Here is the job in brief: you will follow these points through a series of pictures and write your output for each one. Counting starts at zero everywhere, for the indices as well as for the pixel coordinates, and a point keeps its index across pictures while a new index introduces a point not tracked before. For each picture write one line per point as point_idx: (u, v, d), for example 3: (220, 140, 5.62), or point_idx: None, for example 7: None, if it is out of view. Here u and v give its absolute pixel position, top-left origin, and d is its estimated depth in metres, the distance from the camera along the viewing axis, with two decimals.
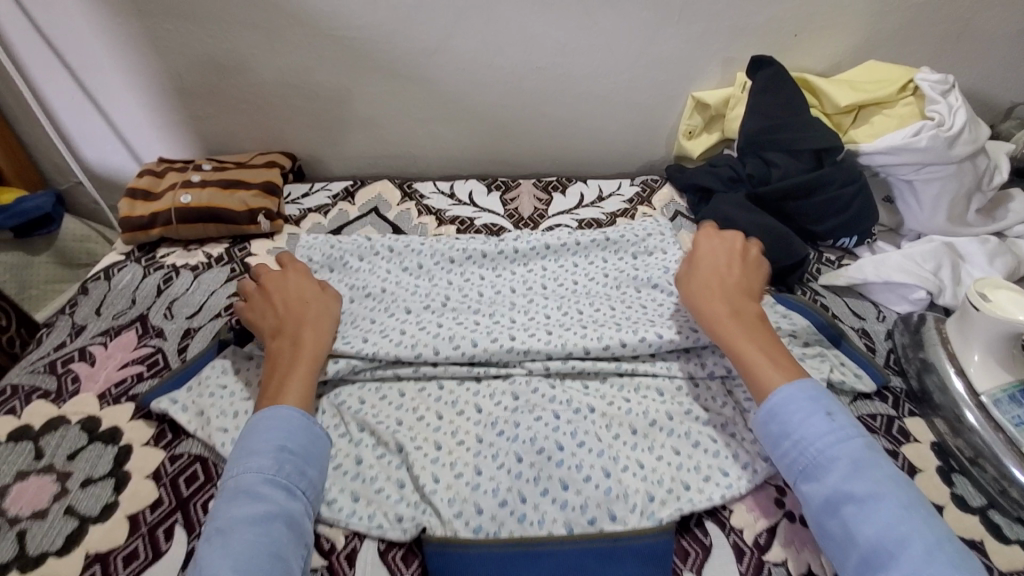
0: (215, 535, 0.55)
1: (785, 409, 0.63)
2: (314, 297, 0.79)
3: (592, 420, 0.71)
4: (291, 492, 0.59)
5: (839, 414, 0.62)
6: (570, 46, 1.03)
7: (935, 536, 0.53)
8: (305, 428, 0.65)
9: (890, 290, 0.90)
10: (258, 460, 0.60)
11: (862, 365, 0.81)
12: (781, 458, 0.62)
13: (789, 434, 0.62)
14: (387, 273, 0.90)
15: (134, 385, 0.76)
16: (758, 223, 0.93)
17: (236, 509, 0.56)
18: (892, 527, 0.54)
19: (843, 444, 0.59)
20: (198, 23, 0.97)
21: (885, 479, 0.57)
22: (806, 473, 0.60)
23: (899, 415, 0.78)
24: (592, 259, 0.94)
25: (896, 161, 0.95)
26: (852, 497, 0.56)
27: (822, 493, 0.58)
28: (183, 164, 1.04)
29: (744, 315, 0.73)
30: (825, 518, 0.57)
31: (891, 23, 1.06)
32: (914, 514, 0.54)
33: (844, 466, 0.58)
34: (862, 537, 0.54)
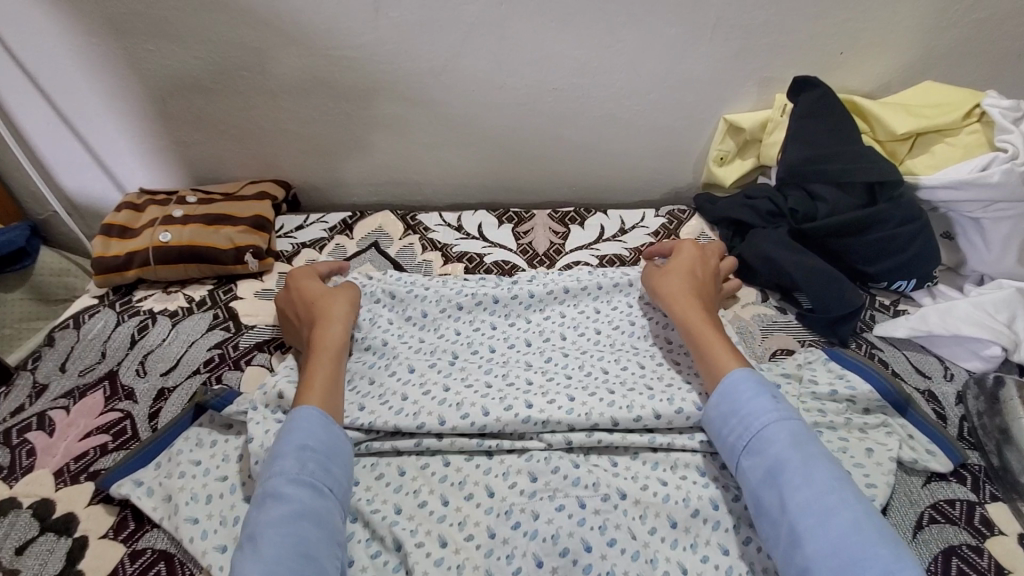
0: (247, 541, 0.51)
1: (735, 387, 0.63)
2: (325, 295, 0.77)
3: (624, 509, 0.61)
4: (318, 490, 0.55)
5: (784, 399, 0.62)
6: (591, 65, 0.93)
7: (863, 508, 0.51)
8: (324, 426, 0.60)
9: (957, 343, 0.79)
10: (279, 460, 0.56)
11: (934, 438, 0.69)
12: (727, 437, 0.61)
13: (735, 412, 0.62)
14: (389, 324, 0.80)
15: (96, 460, 0.66)
16: (805, 266, 0.84)
17: (263, 512, 0.52)
18: (823, 495, 0.52)
19: (783, 422, 0.58)
20: (181, 42, 0.88)
21: (821, 454, 0.56)
22: (748, 449, 0.59)
23: (981, 500, 0.66)
24: (615, 304, 0.84)
25: (961, 196, 0.84)
26: (789, 466, 0.55)
27: (764, 465, 0.57)
28: (165, 196, 0.95)
29: (706, 308, 0.74)
30: (763, 491, 0.56)
31: (952, 38, 0.95)
32: (845, 484, 0.53)
33: (784, 439, 0.57)
34: (793, 505, 0.53)
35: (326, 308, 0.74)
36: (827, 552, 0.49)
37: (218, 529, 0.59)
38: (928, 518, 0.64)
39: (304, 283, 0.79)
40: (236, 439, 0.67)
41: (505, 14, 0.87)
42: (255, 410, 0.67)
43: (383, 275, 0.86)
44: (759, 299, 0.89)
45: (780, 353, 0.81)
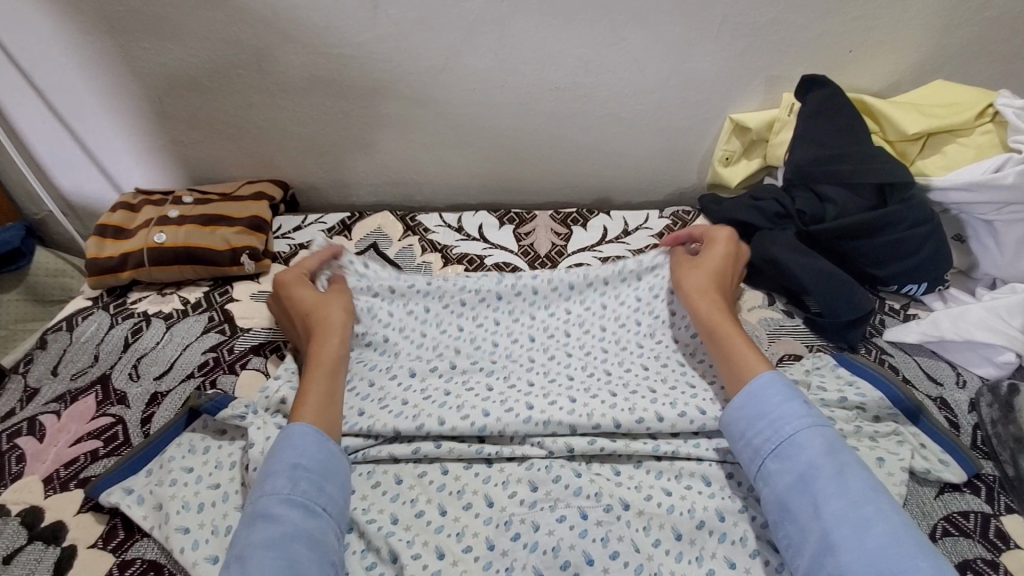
0: (236, 561, 0.49)
1: (762, 392, 0.61)
2: (330, 303, 0.74)
3: (627, 521, 0.59)
4: (310, 510, 0.53)
5: (814, 407, 0.60)
6: (595, 64, 0.92)
7: (900, 520, 0.50)
8: (317, 443, 0.58)
9: (970, 349, 0.77)
10: (270, 481, 0.54)
11: (948, 448, 0.67)
12: (753, 438, 0.59)
13: (764, 415, 0.59)
14: (389, 317, 0.78)
15: (86, 467, 0.65)
16: (814, 269, 0.82)
17: (252, 531, 0.51)
18: (859, 505, 0.51)
19: (814, 429, 0.57)
20: (177, 40, 0.87)
21: (854, 462, 0.54)
22: (776, 453, 0.57)
23: (996, 512, 0.64)
24: (623, 298, 0.81)
25: (973, 198, 0.82)
26: (823, 473, 0.53)
27: (794, 472, 0.55)
28: (161, 196, 0.93)
29: (727, 312, 0.72)
30: (791, 498, 0.54)
31: (964, 36, 0.92)
32: (880, 495, 0.52)
33: (817, 446, 0.55)
34: (826, 514, 0.51)
35: (330, 320, 0.72)
36: (864, 563, 0.48)
37: (209, 538, 0.57)
38: (942, 531, 0.62)
39: (306, 287, 0.76)
40: (229, 446, 0.65)
41: (507, 11, 0.85)
42: (255, 414, 0.66)
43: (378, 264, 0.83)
44: (766, 303, 0.87)
45: (787, 359, 0.79)
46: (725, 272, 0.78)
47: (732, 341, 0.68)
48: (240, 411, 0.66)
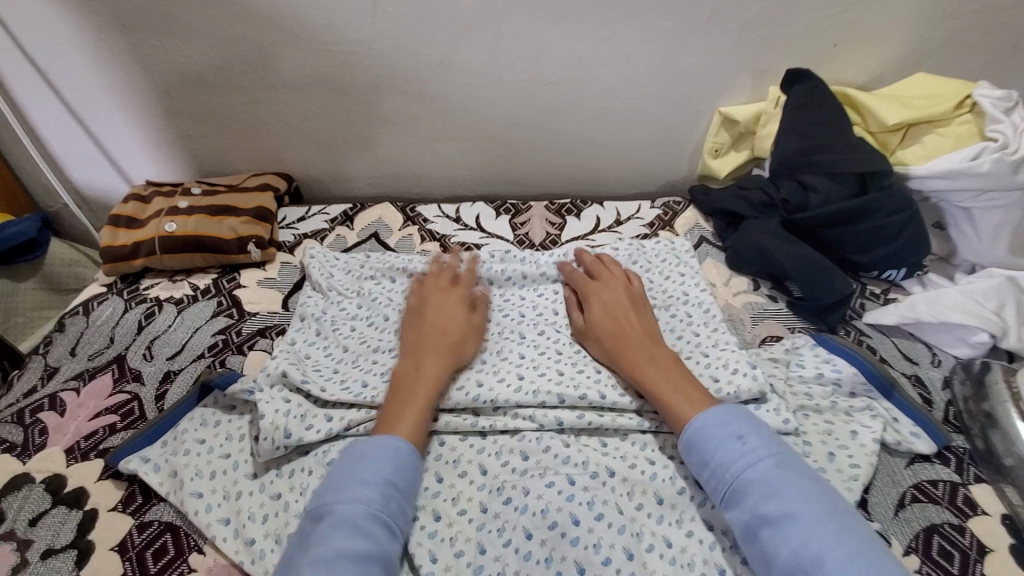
0: (314, 562, 0.50)
1: (700, 444, 0.60)
2: (465, 329, 0.74)
3: (612, 487, 0.63)
4: (391, 532, 0.55)
5: (752, 435, 0.59)
6: (588, 59, 0.95)
7: (849, 553, 0.48)
8: (410, 464, 0.60)
9: (946, 330, 0.81)
10: (367, 492, 0.55)
11: (919, 421, 0.70)
12: (705, 487, 0.59)
13: (706, 463, 0.59)
14: (388, 296, 0.85)
15: (105, 439, 0.69)
16: (796, 255, 0.85)
17: (338, 540, 0.51)
18: (807, 545, 0.50)
19: (755, 468, 0.56)
20: (186, 38, 0.91)
21: (801, 494, 0.53)
22: (727, 500, 0.57)
23: (964, 481, 0.67)
24: None
25: (950, 186, 0.86)
26: (768, 518, 0.52)
27: (744, 518, 0.54)
28: (171, 188, 0.98)
29: (647, 350, 0.70)
30: (749, 545, 0.54)
31: (945, 30, 0.96)
32: (825, 528, 0.50)
33: (758, 488, 0.54)
34: (779, 560, 0.51)
35: (451, 338, 0.72)
36: None
37: (221, 503, 0.62)
38: (911, 498, 0.66)
39: (448, 303, 0.77)
40: (239, 419, 0.69)
41: (503, 8, 0.88)
42: (261, 390, 0.69)
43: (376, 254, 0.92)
44: (751, 287, 0.91)
45: (769, 340, 0.82)
46: (636, 309, 0.76)
47: (665, 378, 0.66)
48: (248, 385, 0.70)
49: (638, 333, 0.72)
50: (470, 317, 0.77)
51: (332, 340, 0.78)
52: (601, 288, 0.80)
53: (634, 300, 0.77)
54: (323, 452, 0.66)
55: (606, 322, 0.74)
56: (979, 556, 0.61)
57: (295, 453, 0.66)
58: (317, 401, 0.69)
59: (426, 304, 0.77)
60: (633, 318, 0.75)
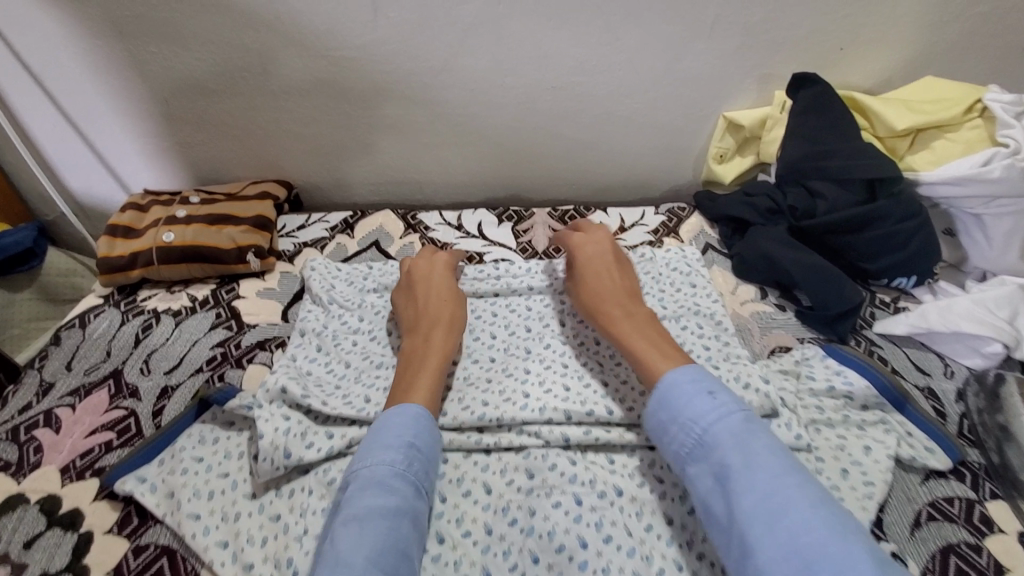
0: (348, 519, 0.51)
1: (669, 395, 0.59)
2: (453, 296, 0.77)
3: (619, 506, 0.61)
4: (417, 489, 0.55)
5: (722, 392, 0.57)
6: (591, 63, 0.93)
7: (810, 504, 0.46)
8: (427, 426, 0.60)
9: (958, 340, 0.79)
10: (389, 453, 0.56)
11: (932, 435, 0.69)
12: (671, 444, 0.57)
13: (675, 419, 0.57)
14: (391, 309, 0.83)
15: (101, 457, 0.67)
16: (804, 263, 0.84)
17: (368, 498, 0.52)
18: (770, 497, 0.48)
19: (723, 422, 0.54)
20: (184, 44, 0.89)
21: (766, 449, 0.51)
22: (693, 456, 0.55)
23: (980, 498, 0.66)
24: None
25: (962, 193, 0.84)
26: (733, 470, 0.50)
27: (709, 473, 0.53)
28: (169, 197, 0.96)
29: (621, 306, 0.72)
30: (711, 499, 0.52)
31: (955, 33, 0.94)
32: (789, 480, 0.48)
33: (725, 442, 0.53)
34: (739, 511, 0.48)
35: (448, 309, 0.74)
36: (779, 557, 0.44)
37: (219, 525, 0.60)
38: (927, 516, 0.64)
39: (438, 277, 0.79)
40: (239, 436, 0.68)
41: (504, 13, 0.87)
42: (260, 407, 0.67)
43: (380, 264, 0.91)
44: (759, 296, 0.89)
45: (778, 351, 0.81)
46: (618, 268, 0.77)
47: (643, 337, 0.67)
48: (247, 401, 0.68)
49: (614, 288, 0.74)
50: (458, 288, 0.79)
51: (333, 355, 0.77)
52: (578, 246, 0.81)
53: (617, 257, 0.79)
54: (325, 471, 0.64)
55: (587, 281, 0.76)
56: None
57: (295, 472, 0.65)
58: (320, 418, 0.68)
59: (417, 281, 0.79)
60: (610, 274, 0.76)
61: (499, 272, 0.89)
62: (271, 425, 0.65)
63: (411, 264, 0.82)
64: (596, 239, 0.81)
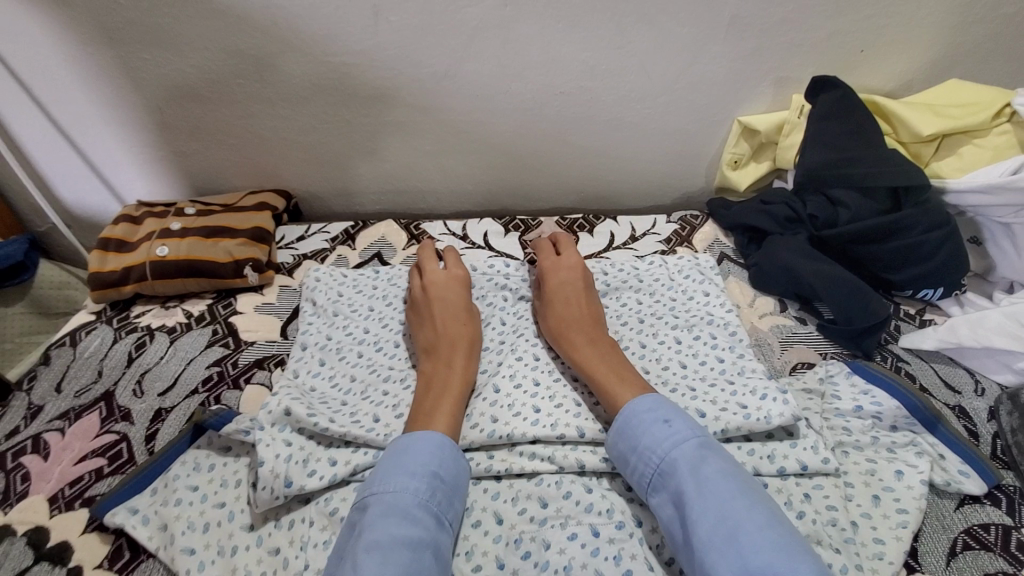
0: (366, 549, 0.48)
1: (629, 421, 0.60)
2: (470, 319, 0.76)
3: (639, 539, 0.58)
4: (438, 521, 0.53)
5: (678, 418, 0.58)
6: (600, 68, 0.90)
7: (757, 528, 0.47)
8: (453, 454, 0.59)
9: (989, 355, 0.76)
10: (410, 480, 0.54)
11: (968, 459, 0.65)
12: (632, 474, 0.58)
13: (634, 447, 0.58)
14: (398, 320, 0.80)
15: (91, 486, 0.64)
16: (826, 275, 0.80)
17: (389, 526, 0.50)
18: (722, 521, 0.48)
19: (679, 448, 0.55)
20: (176, 50, 0.86)
21: (720, 471, 0.52)
22: (654, 485, 0.56)
23: (1018, 525, 0.62)
24: (624, 301, 0.84)
25: (991, 201, 0.80)
26: (688, 496, 0.51)
27: (670, 501, 0.53)
28: (163, 208, 0.93)
29: (593, 333, 0.73)
30: (674, 527, 0.52)
31: (980, 33, 0.90)
32: (741, 501, 0.49)
33: (682, 468, 0.53)
34: (694, 537, 0.49)
35: (468, 333, 0.73)
36: None
37: (215, 560, 0.57)
38: (962, 545, 0.60)
39: (459, 294, 0.79)
40: (236, 463, 0.65)
41: (511, 15, 0.83)
42: (261, 430, 0.63)
43: (383, 271, 0.87)
44: (778, 309, 0.85)
45: (800, 367, 0.77)
46: (585, 293, 0.78)
47: (610, 366, 0.67)
48: (245, 426, 0.65)
49: (584, 313, 0.75)
50: (470, 309, 0.78)
51: (337, 369, 0.74)
52: (550, 272, 0.81)
53: (585, 282, 0.80)
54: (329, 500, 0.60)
55: (556, 306, 0.76)
56: None
57: (295, 501, 0.62)
58: (322, 443, 0.65)
59: (430, 300, 0.77)
60: (579, 300, 0.77)
61: (507, 277, 0.86)
62: (272, 452, 0.61)
63: (426, 285, 0.80)
64: (564, 265, 0.82)
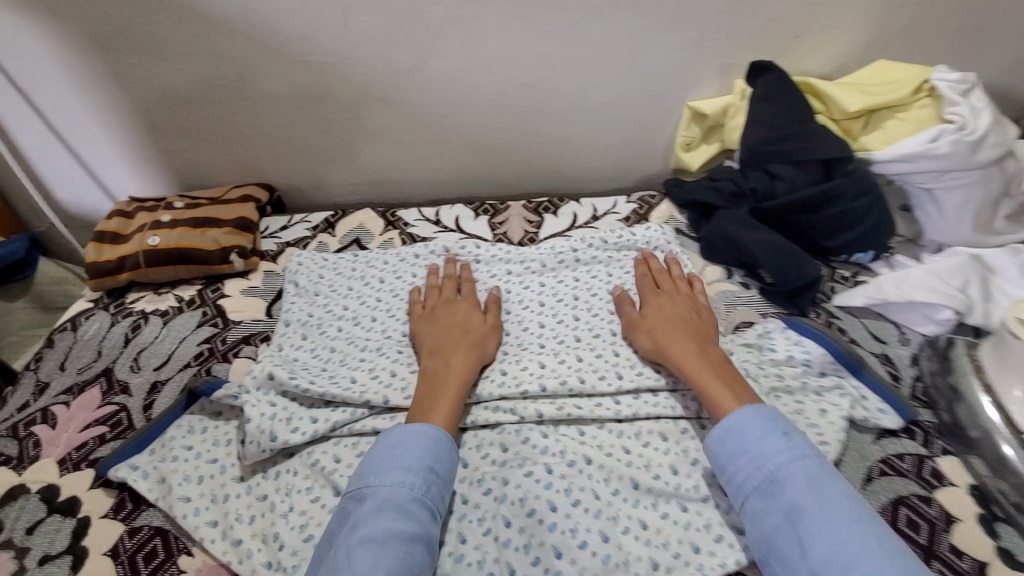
0: (361, 542, 0.52)
1: (741, 430, 0.61)
2: (485, 325, 0.78)
3: (589, 473, 0.65)
4: (433, 515, 0.57)
5: (796, 434, 0.60)
6: (556, 59, 0.97)
7: (887, 557, 0.49)
8: (447, 451, 0.62)
9: (913, 310, 0.82)
10: (408, 477, 0.58)
11: (887, 399, 0.72)
12: (733, 475, 0.60)
13: (743, 451, 0.60)
14: (377, 299, 0.86)
15: (95, 449, 0.70)
16: (765, 242, 0.88)
17: (386, 521, 0.54)
18: (845, 544, 0.51)
19: (797, 463, 0.57)
20: (162, 55, 0.92)
21: (839, 495, 0.55)
22: (759, 491, 0.58)
23: (932, 454, 0.69)
24: (592, 272, 0.89)
25: (913, 169, 0.87)
26: (808, 515, 0.54)
27: (776, 510, 0.56)
28: (154, 203, 0.99)
29: (699, 345, 0.71)
30: (778, 538, 0.54)
31: (904, 16, 0.98)
32: (867, 527, 0.52)
33: (798, 484, 0.56)
34: (814, 555, 0.51)
35: (474, 334, 0.75)
36: None
37: (209, 506, 0.63)
38: (878, 472, 0.68)
39: (459, 307, 0.80)
40: (226, 425, 0.71)
41: (470, 13, 0.90)
42: (248, 394, 0.70)
43: (363, 255, 0.94)
44: (724, 276, 0.92)
45: (742, 326, 0.84)
46: (695, 313, 0.77)
47: (718, 380, 0.67)
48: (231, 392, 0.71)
49: (686, 324, 0.74)
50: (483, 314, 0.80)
51: (319, 342, 0.80)
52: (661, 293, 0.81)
53: (697, 306, 0.79)
54: (316, 450, 0.68)
55: (655, 319, 0.76)
56: (945, 526, 0.63)
57: (280, 455, 0.68)
58: (305, 405, 0.71)
59: (441, 307, 0.80)
60: (689, 315, 0.76)
61: (481, 253, 0.92)
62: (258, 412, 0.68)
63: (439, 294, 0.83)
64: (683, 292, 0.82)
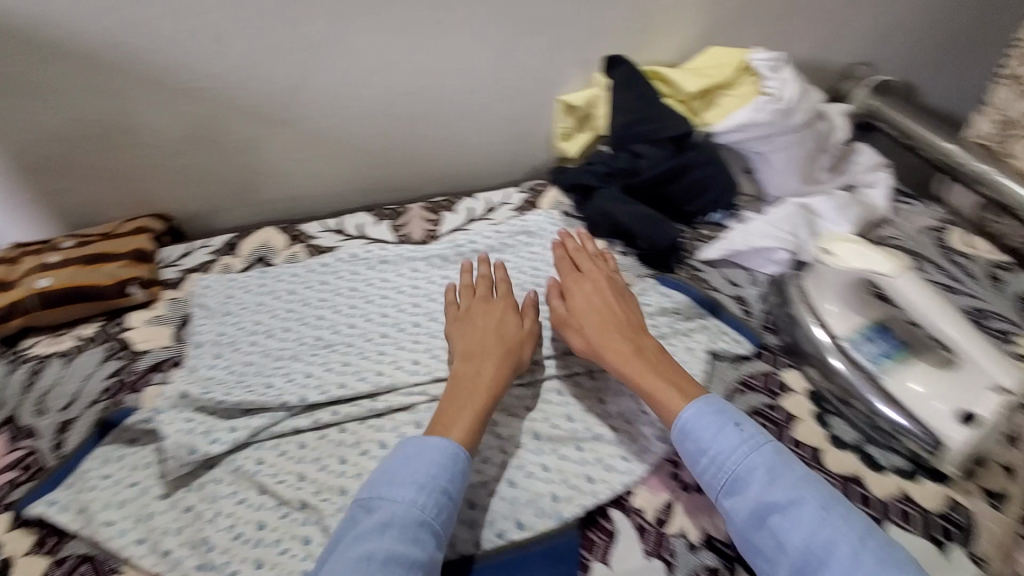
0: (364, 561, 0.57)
1: (696, 430, 0.69)
2: (524, 334, 0.80)
3: (494, 433, 0.75)
4: (437, 539, 0.61)
5: (745, 424, 0.69)
6: (432, 68, 1.05)
7: (855, 534, 0.59)
8: (464, 466, 0.66)
9: (758, 254, 0.98)
10: (419, 497, 0.62)
11: (740, 330, 0.88)
12: (702, 475, 0.68)
13: (704, 452, 0.68)
14: (286, 313, 0.89)
15: (8, 493, 0.71)
16: (635, 214, 1.00)
17: (388, 542, 0.58)
18: (817, 532, 0.60)
19: (754, 454, 0.66)
20: (28, 96, 0.91)
21: (799, 482, 0.64)
22: (727, 490, 0.66)
23: (777, 370, 0.84)
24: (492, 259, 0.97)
25: (746, 136, 1.03)
26: (778, 507, 0.63)
27: (746, 506, 0.64)
28: (41, 245, 0.96)
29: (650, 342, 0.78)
30: (757, 535, 0.63)
31: (727, 8, 1.14)
32: (832, 511, 0.61)
33: (760, 477, 0.65)
34: (790, 544, 0.61)
35: (511, 341, 0.78)
36: None
37: (135, 525, 0.67)
38: (737, 391, 0.81)
39: (495, 308, 0.82)
40: (143, 447, 0.73)
41: (343, 32, 0.96)
42: (164, 413, 0.75)
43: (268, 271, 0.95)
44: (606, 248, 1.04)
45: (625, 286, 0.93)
46: (618, 298, 0.83)
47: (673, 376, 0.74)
48: (154, 417, 0.75)
49: (627, 321, 0.80)
50: (518, 316, 0.82)
51: (231, 359, 0.82)
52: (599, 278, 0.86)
53: (622, 291, 0.85)
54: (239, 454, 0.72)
55: (597, 312, 0.81)
56: (788, 425, 0.77)
57: (201, 468, 0.72)
58: (221, 417, 0.75)
59: (474, 312, 0.82)
60: (630, 308, 0.82)
61: (384, 251, 0.97)
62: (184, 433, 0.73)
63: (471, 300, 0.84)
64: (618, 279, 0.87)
